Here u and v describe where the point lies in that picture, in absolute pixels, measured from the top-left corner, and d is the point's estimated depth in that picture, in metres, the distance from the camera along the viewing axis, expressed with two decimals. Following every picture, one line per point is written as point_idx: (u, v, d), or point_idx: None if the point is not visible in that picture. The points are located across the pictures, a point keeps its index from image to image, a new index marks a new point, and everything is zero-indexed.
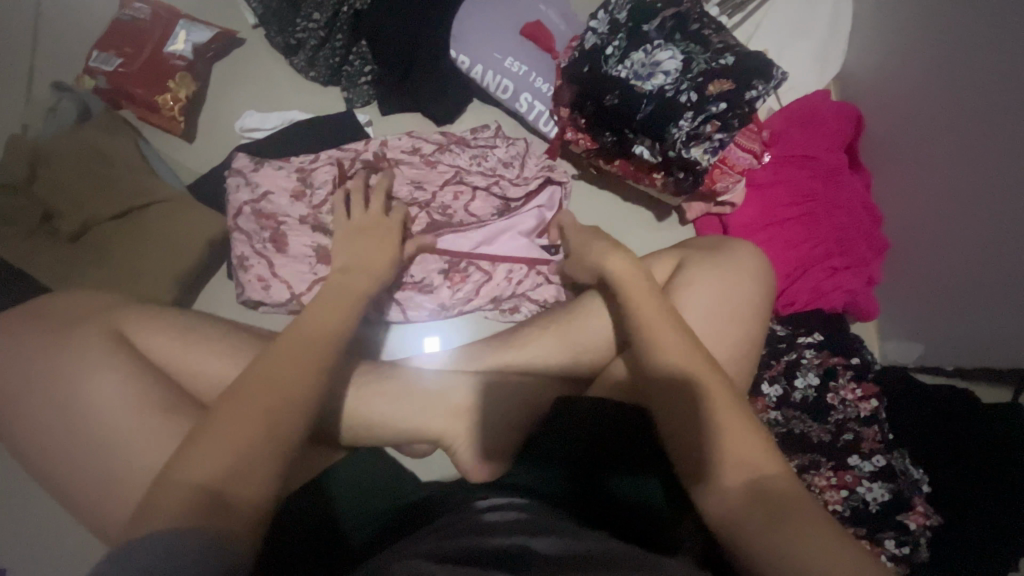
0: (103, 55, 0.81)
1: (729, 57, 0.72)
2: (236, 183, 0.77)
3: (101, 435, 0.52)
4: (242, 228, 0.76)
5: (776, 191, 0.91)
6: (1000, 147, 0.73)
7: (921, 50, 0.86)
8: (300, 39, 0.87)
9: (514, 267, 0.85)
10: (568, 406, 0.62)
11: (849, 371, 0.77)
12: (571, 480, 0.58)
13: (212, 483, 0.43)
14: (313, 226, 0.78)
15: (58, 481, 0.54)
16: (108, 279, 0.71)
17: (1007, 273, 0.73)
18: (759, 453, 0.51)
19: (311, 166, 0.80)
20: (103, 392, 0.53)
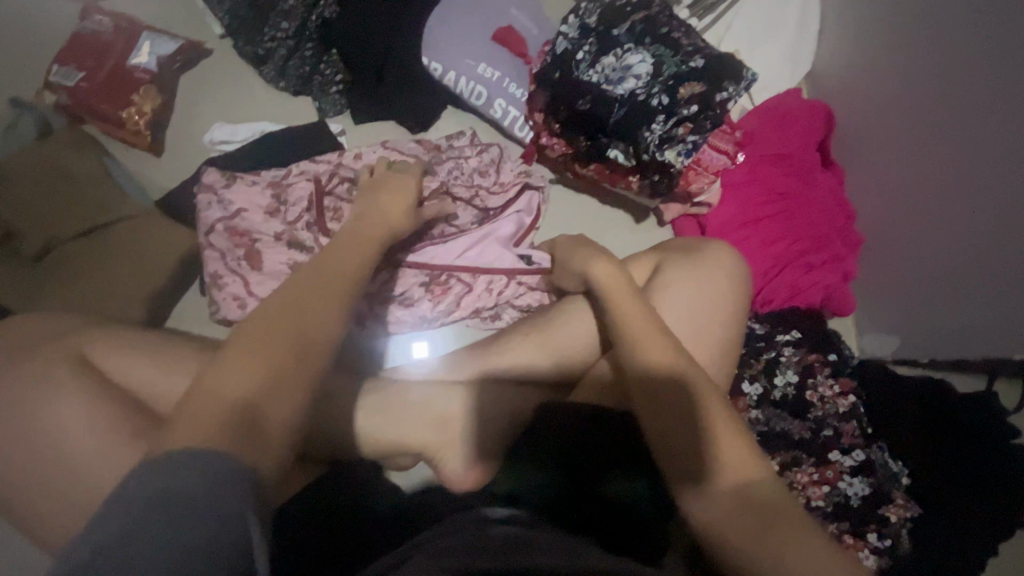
0: (64, 70, 0.78)
1: (699, 60, 0.73)
2: (208, 200, 0.75)
3: (65, 462, 0.51)
4: (215, 245, 0.74)
5: (750, 189, 0.92)
6: (967, 142, 0.74)
7: (888, 49, 0.88)
8: (268, 49, 0.85)
9: (493, 278, 0.84)
10: (552, 413, 0.61)
11: (827, 367, 0.78)
12: (559, 493, 0.56)
13: (256, 403, 0.41)
14: (288, 243, 0.75)
15: (23, 514, 0.52)
16: (73, 300, 0.69)
17: (980, 266, 0.75)
18: (744, 460, 0.50)
19: (284, 181, 0.78)
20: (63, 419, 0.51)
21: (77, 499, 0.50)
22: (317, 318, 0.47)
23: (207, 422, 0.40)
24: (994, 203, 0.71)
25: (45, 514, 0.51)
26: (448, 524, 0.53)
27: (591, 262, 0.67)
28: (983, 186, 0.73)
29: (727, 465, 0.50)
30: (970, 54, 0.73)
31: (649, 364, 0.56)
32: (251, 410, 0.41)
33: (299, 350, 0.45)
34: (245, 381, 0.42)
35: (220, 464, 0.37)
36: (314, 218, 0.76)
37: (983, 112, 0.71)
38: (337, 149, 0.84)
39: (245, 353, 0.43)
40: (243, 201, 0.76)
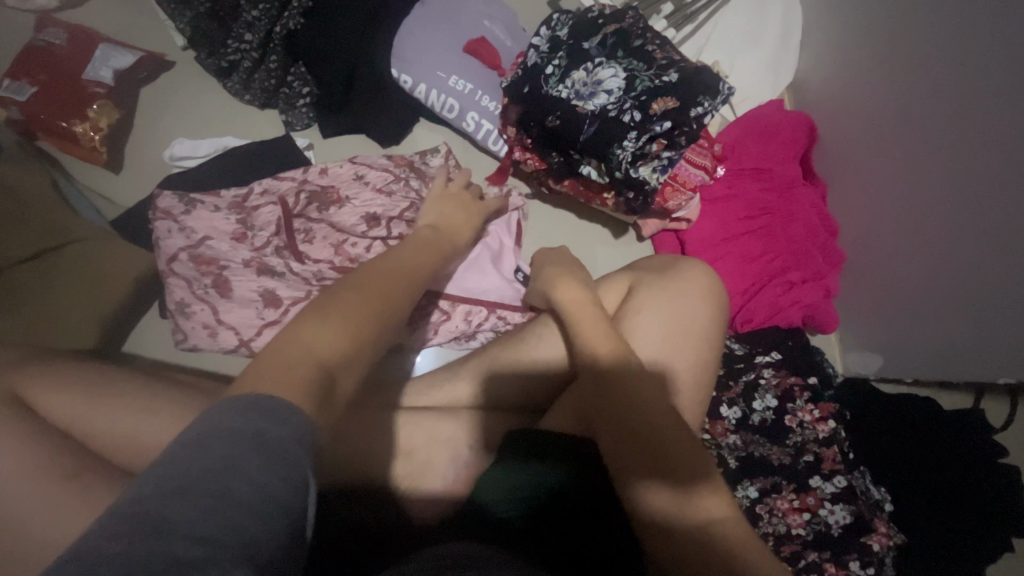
0: (14, 84, 0.75)
1: (673, 73, 0.70)
2: (167, 228, 0.72)
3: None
4: (179, 273, 0.71)
5: (729, 204, 0.90)
6: (950, 158, 0.72)
7: (872, 62, 0.86)
8: (232, 61, 0.83)
9: (473, 309, 0.82)
10: (530, 440, 0.56)
11: (807, 392, 0.75)
12: (541, 508, 0.51)
13: (328, 363, 0.41)
14: (258, 270, 0.72)
15: None
16: (16, 330, 0.66)
17: (967, 285, 0.72)
18: (711, 494, 0.47)
19: (251, 204, 0.75)
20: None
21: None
22: (392, 290, 0.51)
23: (293, 376, 0.38)
24: (979, 222, 0.69)
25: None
26: (429, 551, 0.46)
27: (558, 285, 0.68)
28: (966, 203, 0.71)
29: (695, 504, 0.47)
30: (952, 69, 0.71)
31: (615, 385, 0.54)
32: (323, 372, 0.40)
33: (381, 318, 0.48)
34: (328, 339, 0.43)
35: (291, 415, 0.34)
36: (284, 242, 0.74)
37: (967, 128, 0.69)
38: (303, 166, 0.81)
39: (325, 313, 0.45)
40: (202, 225, 0.73)
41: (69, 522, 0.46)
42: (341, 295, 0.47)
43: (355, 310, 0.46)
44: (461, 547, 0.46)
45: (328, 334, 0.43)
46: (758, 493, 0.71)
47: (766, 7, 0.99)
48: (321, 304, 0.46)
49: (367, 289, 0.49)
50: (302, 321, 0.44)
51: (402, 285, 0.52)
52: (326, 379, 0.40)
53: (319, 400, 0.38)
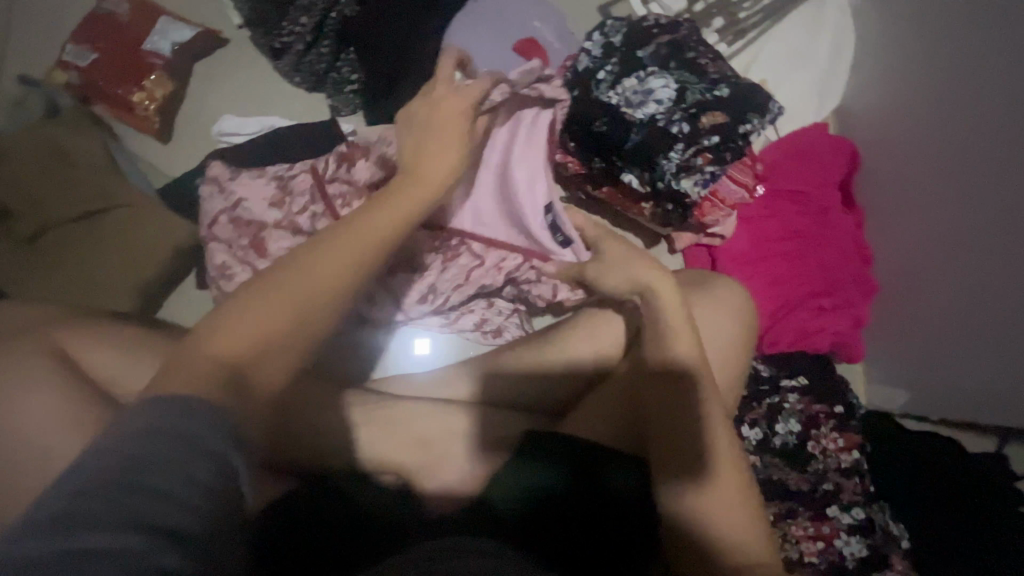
0: (78, 50, 0.78)
1: (724, 88, 0.70)
2: (211, 192, 0.74)
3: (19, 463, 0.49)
4: (220, 237, 0.73)
5: (764, 224, 0.89)
6: (997, 200, 0.71)
7: (921, 93, 0.85)
8: (285, 44, 0.83)
9: (504, 255, 0.78)
10: (539, 441, 0.56)
11: (832, 420, 0.75)
12: (538, 510, 0.51)
13: (234, 360, 0.41)
14: (292, 231, 0.73)
15: None
16: (63, 288, 0.69)
17: (1007, 329, 0.71)
18: (746, 520, 0.52)
19: (289, 174, 0.76)
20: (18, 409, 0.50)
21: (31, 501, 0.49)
22: (314, 284, 0.45)
23: (190, 373, 0.39)
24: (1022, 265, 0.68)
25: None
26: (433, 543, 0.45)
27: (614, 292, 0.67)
28: (1010, 245, 0.70)
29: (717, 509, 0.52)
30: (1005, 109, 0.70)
31: (670, 391, 0.57)
32: (238, 370, 0.41)
33: (289, 322, 0.44)
34: (239, 337, 0.42)
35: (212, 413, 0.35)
36: (322, 209, 0.74)
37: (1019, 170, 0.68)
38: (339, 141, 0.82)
39: (245, 309, 0.43)
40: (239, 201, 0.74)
41: None
42: (262, 285, 0.44)
43: (302, 289, 0.44)
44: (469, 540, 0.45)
45: (234, 329, 0.42)
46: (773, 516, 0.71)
47: (822, 29, 0.97)
48: (233, 301, 0.44)
49: (294, 278, 0.44)
50: (216, 319, 0.43)
51: (333, 278, 0.45)
52: (230, 373, 0.40)
53: (229, 396, 0.38)
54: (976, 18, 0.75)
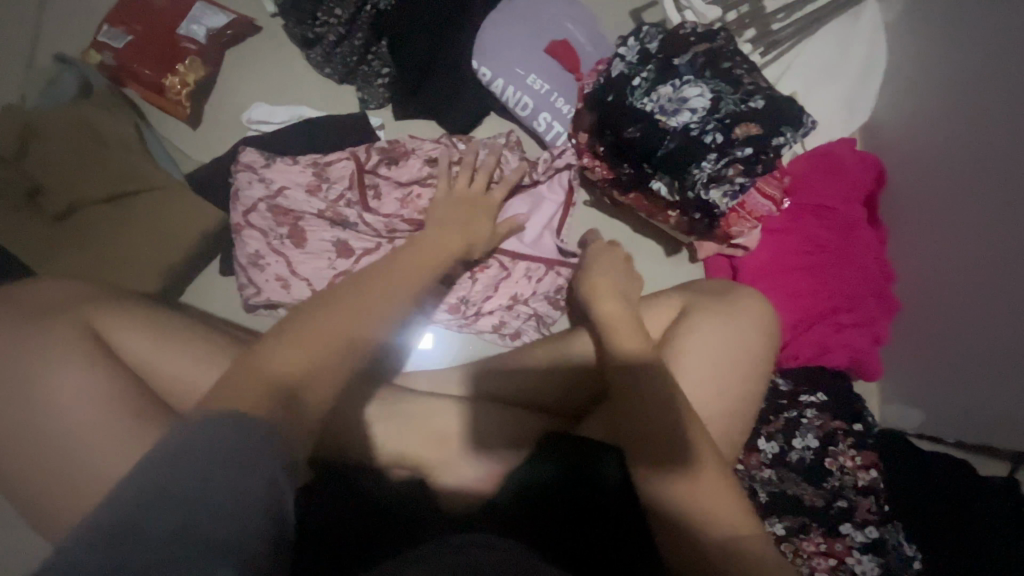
0: (113, 31, 0.78)
1: (759, 99, 0.69)
2: (248, 179, 0.73)
3: (48, 438, 0.49)
4: (256, 224, 0.73)
5: (789, 238, 0.89)
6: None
7: (952, 113, 0.84)
8: (319, 33, 0.83)
9: (531, 267, 0.83)
10: (552, 443, 0.57)
11: (850, 438, 0.74)
12: (549, 506, 0.52)
13: (288, 379, 0.42)
14: (332, 220, 0.74)
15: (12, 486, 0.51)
16: (90, 267, 0.69)
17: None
18: (736, 513, 0.47)
19: (325, 159, 0.76)
20: (49, 384, 0.50)
21: (57, 477, 0.49)
22: (350, 318, 0.47)
23: (244, 394, 0.39)
24: None
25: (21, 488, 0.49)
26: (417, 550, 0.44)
27: (602, 295, 0.65)
28: None
29: (702, 499, 0.47)
30: None
31: (632, 381, 0.55)
32: (290, 386, 0.42)
33: (327, 350, 0.44)
34: (285, 361, 0.43)
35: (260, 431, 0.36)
36: (357, 197, 0.75)
37: None
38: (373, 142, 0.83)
39: (297, 336, 0.44)
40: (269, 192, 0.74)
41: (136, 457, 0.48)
42: (306, 318, 0.46)
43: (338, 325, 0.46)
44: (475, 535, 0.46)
45: (285, 355, 0.43)
46: (784, 531, 0.70)
47: (852, 44, 0.97)
48: (286, 331, 0.45)
49: (334, 312, 0.47)
50: (257, 354, 0.43)
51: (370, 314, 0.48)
52: (283, 392, 0.41)
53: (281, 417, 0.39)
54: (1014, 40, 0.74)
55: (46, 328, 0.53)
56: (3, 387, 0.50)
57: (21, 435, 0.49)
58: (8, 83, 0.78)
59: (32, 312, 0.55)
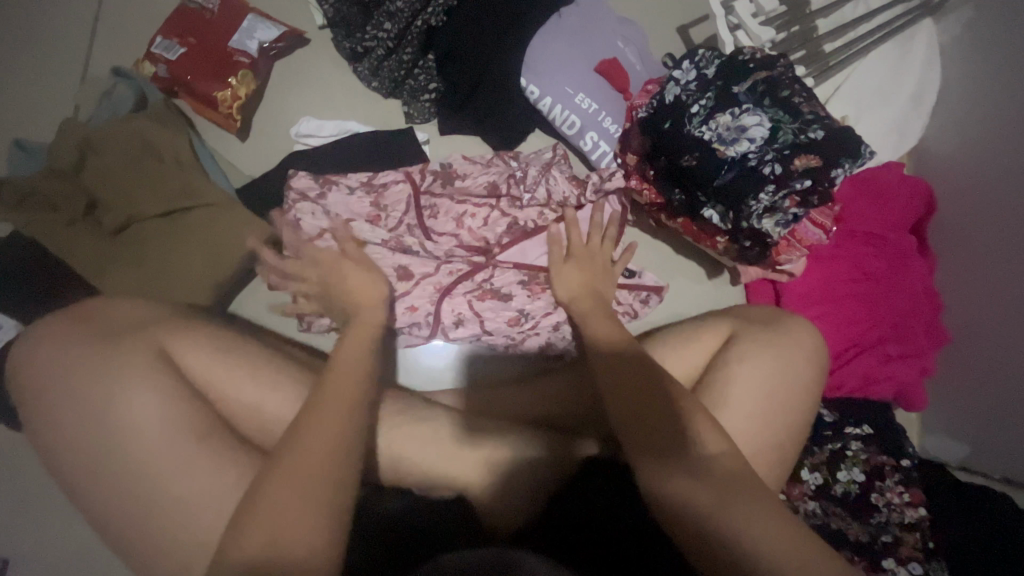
0: (166, 43, 0.78)
1: (818, 130, 0.68)
2: (308, 208, 0.75)
3: (137, 464, 0.53)
4: (316, 251, 0.74)
5: (835, 265, 0.87)
6: None
7: (1009, 144, 0.82)
8: (367, 47, 0.82)
9: None
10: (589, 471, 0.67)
11: (897, 473, 0.74)
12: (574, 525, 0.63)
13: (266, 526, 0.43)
14: (394, 248, 0.77)
15: (90, 499, 0.54)
16: (146, 281, 0.70)
17: None
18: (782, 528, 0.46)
19: (379, 183, 0.79)
20: (134, 416, 0.53)
21: (143, 498, 0.53)
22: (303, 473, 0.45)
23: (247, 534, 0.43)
24: None
25: (110, 508, 0.53)
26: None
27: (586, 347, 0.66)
28: None
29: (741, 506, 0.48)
30: None
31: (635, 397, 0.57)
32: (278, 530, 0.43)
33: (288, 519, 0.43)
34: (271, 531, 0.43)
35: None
36: (415, 222, 0.79)
37: None
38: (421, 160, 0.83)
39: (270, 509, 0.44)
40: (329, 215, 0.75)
41: (202, 475, 0.53)
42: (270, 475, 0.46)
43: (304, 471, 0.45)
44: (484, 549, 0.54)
45: (256, 504, 0.44)
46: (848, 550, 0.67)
47: (906, 66, 0.95)
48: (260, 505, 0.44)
49: (282, 468, 0.45)
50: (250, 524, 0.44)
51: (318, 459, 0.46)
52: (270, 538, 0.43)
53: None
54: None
55: (124, 358, 0.55)
56: (83, 410, 0.54)
57: (112, 461, 0.53)
58: (64, 94, 0.78)
59: (108, 337, 0.57)
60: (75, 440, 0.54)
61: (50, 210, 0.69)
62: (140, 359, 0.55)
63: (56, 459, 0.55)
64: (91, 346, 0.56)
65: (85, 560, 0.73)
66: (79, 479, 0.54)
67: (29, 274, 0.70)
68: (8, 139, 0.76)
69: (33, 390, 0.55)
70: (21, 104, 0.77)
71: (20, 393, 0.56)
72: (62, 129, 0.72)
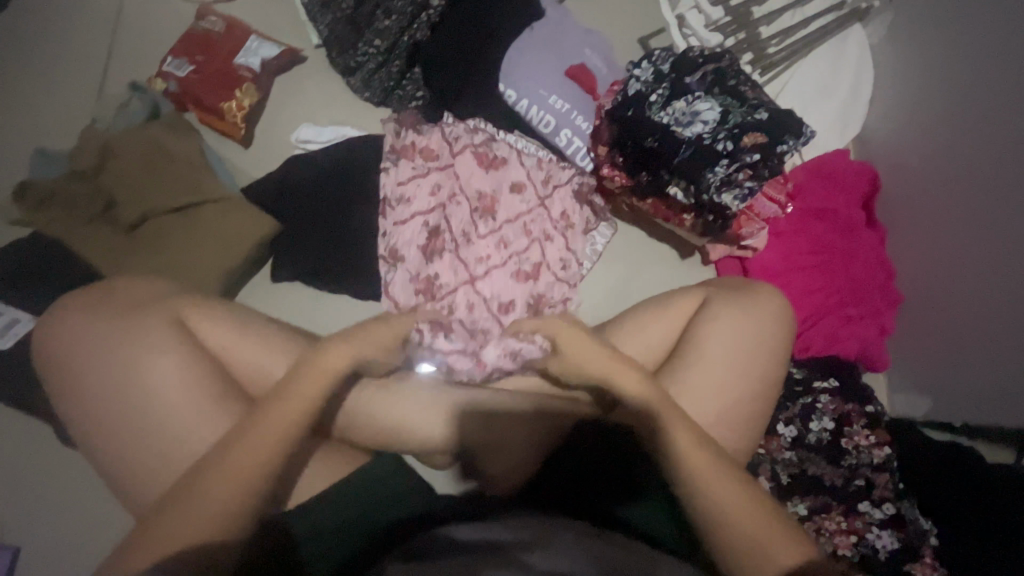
0: (177, 61, 0.86)
1: (763, 112, 0.77)
2: None
3: (166, 416, 0.61)
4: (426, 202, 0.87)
5: (796, 239, 0.95)
6: (1007, 223, 0.80)
7: (936, 124, 0.94)
8: (359, 62, 0.92)
9: (565, 202, 0.92)
10: (580, 432, 0.70)
11: (863, 419, 0.80)
12: (583, 480, 0.69)
13: None
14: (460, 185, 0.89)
15: (121, 454, 0.61)
16: (158, 271, 0.76)
17: (1006, 343, 0.80)
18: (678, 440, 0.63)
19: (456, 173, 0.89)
20: (161, 377, 0.61)
21: (171, 450, 0.60)
22: None
23: None
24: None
25: (142, 457, 0.60)
26: (459, 559, 0.53)
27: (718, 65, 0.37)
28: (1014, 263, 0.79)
29: None
30: (1006, 144, 0.80)
31: None
32: None
33: None
34: None
35: None
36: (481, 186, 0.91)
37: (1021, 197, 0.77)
38: (400, 144, 0.89)
39: None
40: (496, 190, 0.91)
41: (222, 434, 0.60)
42: None
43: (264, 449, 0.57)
44: (483, 534, 0.58)
45: None
46: None
47: (846, 63, 1.06)
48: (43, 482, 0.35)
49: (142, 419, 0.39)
50: None
51: None
52: None
53: None
54: (1010, 48, 0.80)
55: (141, 326, 0.63)
56: (113, 378, 0.61)
57: (146, 421, 0.60)
58: (80, 110, 0.86)
59: (132, 311, 0.64)
60: (104, 403, 0.61)
61: (72, 209, 0.76)
62: (154, 333, 0.63)
63: (89, 418, 0.61)
64: (114, 323, 0.63)
65: (100, 533, 0.77)
66: (114, 435, 0.61)
67: (49, 267, 0.76)
68: (30, 150, 0.83)
69: (72, 359, 0.62)
70: (42, 119, 0.85)
71: (52, 367, 0.63)
72: (82, 138, 0.79)
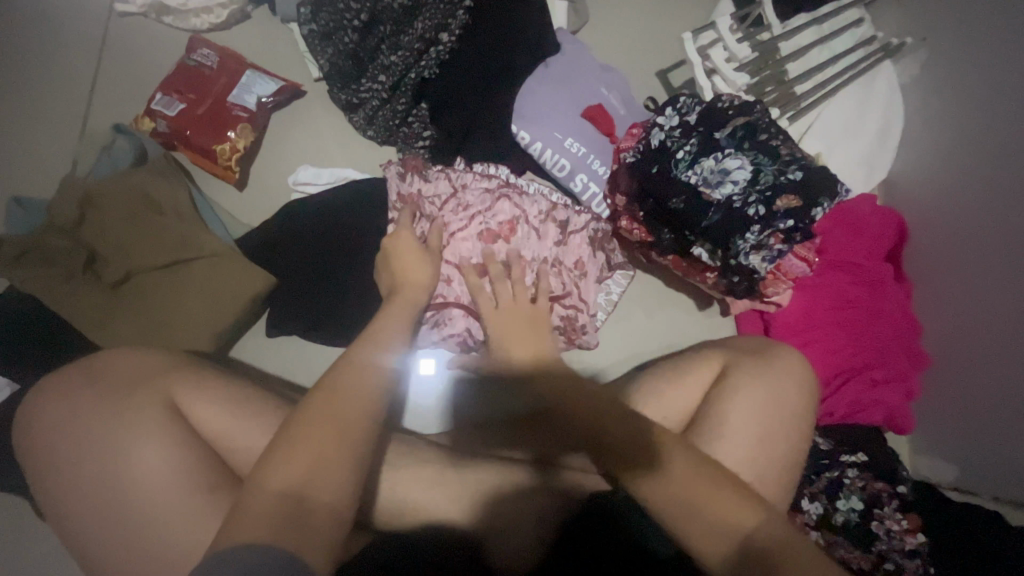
0: (166, 99, 0.81)
1: (797, 171, 0.72)
2: None
3: (149, 513, 0.55)
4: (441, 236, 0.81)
5: (820, 293, 0.90)
6: None
7: (967, 177, 0.89)
8: (362, 99, 0.86)
9: (584, 252, 0.86)
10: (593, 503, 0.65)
11: (895, 500, 0.77)
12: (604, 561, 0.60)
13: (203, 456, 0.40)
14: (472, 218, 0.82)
15: (96, 552, 0.56)
16: (143, 333, 0.71)
17: None
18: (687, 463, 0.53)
19: (470, 206, 0.83)
20: (145, 467, 0.56)
21: (148, 551, 0.55)
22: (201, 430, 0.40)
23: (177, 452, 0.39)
24: None
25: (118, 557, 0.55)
26: None
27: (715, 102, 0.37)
28: None
29: None
30: None
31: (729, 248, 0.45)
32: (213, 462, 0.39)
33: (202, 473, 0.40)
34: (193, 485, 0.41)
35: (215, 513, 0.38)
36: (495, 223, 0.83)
37: None
38: (400, 176, 0.83)
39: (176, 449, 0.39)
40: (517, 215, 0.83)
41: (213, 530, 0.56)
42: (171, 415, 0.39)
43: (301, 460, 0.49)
44: None
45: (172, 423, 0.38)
46: None
47: (872, 101, 1.02)
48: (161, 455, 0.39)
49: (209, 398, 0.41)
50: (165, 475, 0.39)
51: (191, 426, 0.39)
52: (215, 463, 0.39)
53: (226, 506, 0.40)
54: None
55: (127, 406, 0.59)
56: (90, 468, 0.56)
57: (124, 516, 0.55)
58: (63, 151, 0.81)
59: (117, 390, 0.60)
60: (80, 495, 0.56)
61: (47, 265, 0.69)
62: (139, 416, 0.58)
63: (65, 509, 0.57)
64: (95, 403, 0.59)
65: None
66: (88, 530, 0.56)
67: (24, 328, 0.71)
68: (9, 194, 0.78)
69: (46, 443, 0.58)
70: (21, 160, 0.79)
71: (25, 450, 0.59)
72: (61, 185, 0.74)
